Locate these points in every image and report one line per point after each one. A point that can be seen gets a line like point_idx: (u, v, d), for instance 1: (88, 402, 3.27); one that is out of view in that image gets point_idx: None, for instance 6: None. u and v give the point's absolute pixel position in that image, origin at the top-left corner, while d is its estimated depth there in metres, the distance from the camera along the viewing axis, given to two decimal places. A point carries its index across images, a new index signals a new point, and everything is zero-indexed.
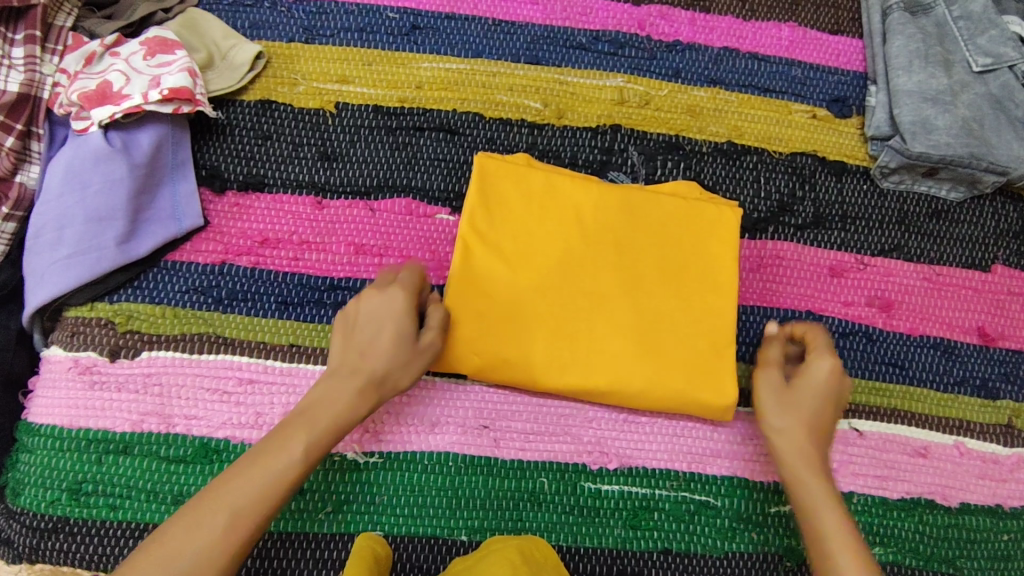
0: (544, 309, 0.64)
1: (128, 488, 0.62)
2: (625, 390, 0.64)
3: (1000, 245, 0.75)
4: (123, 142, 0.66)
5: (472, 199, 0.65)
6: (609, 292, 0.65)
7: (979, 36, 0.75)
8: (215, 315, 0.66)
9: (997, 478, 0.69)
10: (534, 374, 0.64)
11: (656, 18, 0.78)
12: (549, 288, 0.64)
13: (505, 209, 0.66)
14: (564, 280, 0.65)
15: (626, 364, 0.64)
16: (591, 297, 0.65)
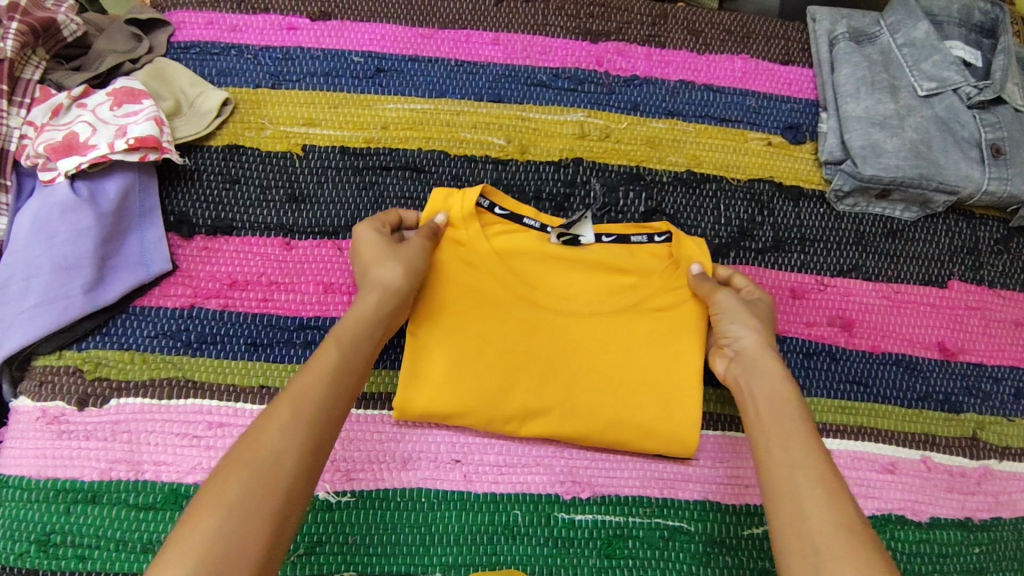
0: (535, 358, 0.65)
1: (97, 537, 0.61)
2: (435, 393, 0.64)
3: (955, 262, 0.77)
4: (90, 192, 0.66)
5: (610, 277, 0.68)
6: (493, 304, 0.66)
7: (923, 61, 0.79)
8: (184, 359, 0.66)
9: (965, 491, 0.70)
10: (543, 426, 0.65)
11: (613, 54, 0.81)
12: (542, 333, 0.66)
13: (584, 280, 0.68)
14: (538, 321, 0.66)
15: (448, 370, 0.64)
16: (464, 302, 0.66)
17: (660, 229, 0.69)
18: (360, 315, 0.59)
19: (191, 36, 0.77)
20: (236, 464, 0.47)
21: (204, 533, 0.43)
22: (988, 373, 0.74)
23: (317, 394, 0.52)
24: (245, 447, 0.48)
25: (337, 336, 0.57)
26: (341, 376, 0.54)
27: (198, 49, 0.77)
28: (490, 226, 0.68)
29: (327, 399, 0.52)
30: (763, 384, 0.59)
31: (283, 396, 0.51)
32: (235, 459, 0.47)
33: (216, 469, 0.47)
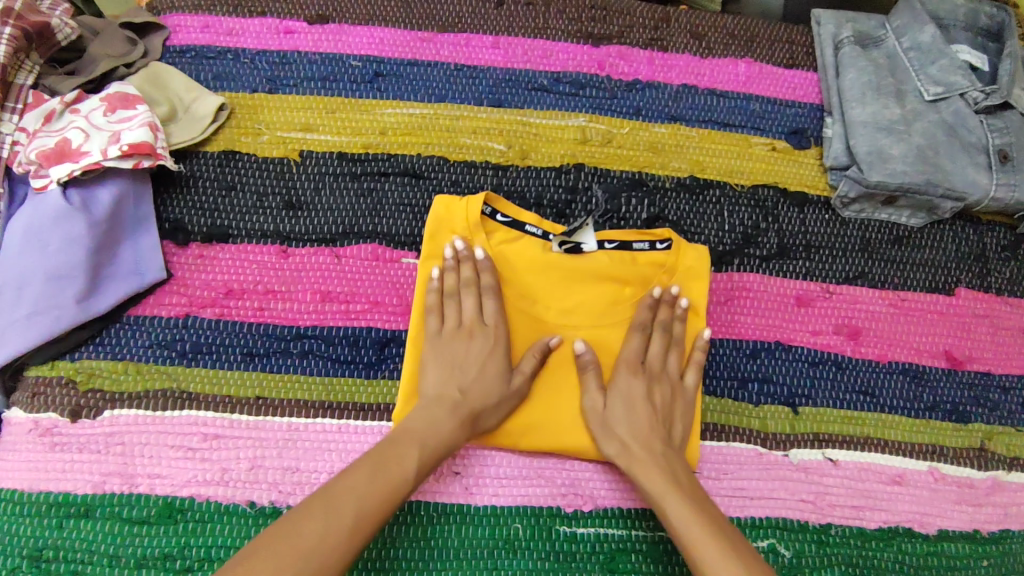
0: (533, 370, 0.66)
1: (90, 553, 0.60)
2: None
3: (962, 269, 0.76)
4: (82, 200, 0.65)
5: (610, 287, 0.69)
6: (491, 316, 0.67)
7: (930, 65, 0.77)
8: (179, 369, 0.65)
9: (974, 502, 0.69)
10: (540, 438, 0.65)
11: (615, 58, 0.80)
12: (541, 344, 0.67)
13: (583, 289, 0.68)
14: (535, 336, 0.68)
15: None
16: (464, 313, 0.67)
17: (663, 237, 0.69)
18: (442, 410, 0.61)
19: (186, 39, 0.76)
20: (288, 543, 0.49)
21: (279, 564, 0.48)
22: (997, 383, 0.73)
23: (379, 497, 0.54)
24: (301, 526, 0.50)
25: (421, 437, 0.59)
26: (405, 492, 0.56)
27: (193, 53, 0.76)
28: (492, 233, 0.69)
29: (383, 518, 0.54)
30: (648, 467, 0.61)
31: (352, 488, 0.53)
32: (289, 536, 0.49)
33: (266, 535, 0.50)
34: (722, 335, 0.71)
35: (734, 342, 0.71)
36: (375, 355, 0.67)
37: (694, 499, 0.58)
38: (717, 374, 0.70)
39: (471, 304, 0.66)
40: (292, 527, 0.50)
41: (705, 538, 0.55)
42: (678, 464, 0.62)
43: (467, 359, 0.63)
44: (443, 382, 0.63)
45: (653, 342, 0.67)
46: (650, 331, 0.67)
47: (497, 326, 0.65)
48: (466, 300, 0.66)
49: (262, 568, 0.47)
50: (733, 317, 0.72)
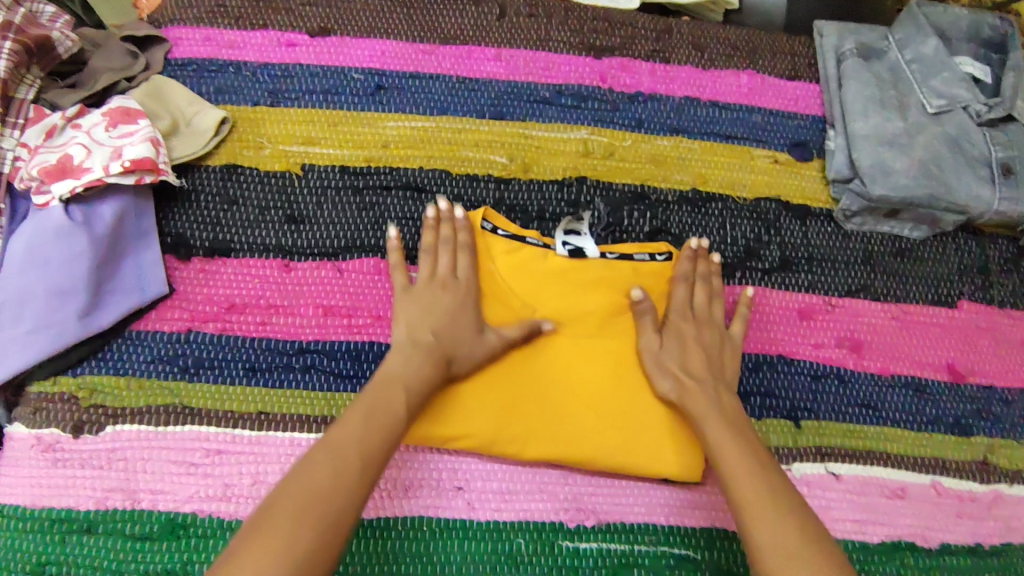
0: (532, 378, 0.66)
1: (92, 569, 0.60)
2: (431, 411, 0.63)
3: (964, 281, 0.76)
4: (84, 215, 0.65)
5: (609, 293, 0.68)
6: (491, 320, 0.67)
7: (933, 78, 0.78)
8: (181, 384, 0.65)
9: (976, 516, 0.69)
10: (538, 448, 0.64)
11: (617, 70, 0.80)
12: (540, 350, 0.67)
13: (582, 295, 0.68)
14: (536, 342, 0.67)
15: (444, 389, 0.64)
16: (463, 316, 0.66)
17: (662, 250, 0.71)
18: (418, 353, 0.61)
19: (188, 52, 0.76)
20: (298, 494, 0.48)
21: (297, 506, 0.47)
22: (999, 396, 0.73)
23: (374, 440, 0.53)
24: (306, 478, 0.49)
25: (403, 378, 0.59)
26: (399, 432, 0.56)
27: (195, 66, 0.76)
28: (490, 244, 0.69)
29: (382, 458, 0.53)
30: (699, 397, 0.62)
31: (345, 436, 0.53)
32: (294, 489, 0.49)
33: (278, 489, 0.49)
34: None
35: None
36: None
37: (734, 430, 0.60)
38: None
39: (449, 261, 0.66)
40: (295, 480, 0.49)
41: (762, 481, 0.55)
42: (727, 398, 0.63)
43: (441, 305, 0.64)
44: (417, 326, 0.63)
45: (700, 292, 0.69)
46: (693, 283, 0.70)
47: (472, 283, 0.66)
48: (443, 258, 0.66)
49: (274, 526, 0.46)
50: None
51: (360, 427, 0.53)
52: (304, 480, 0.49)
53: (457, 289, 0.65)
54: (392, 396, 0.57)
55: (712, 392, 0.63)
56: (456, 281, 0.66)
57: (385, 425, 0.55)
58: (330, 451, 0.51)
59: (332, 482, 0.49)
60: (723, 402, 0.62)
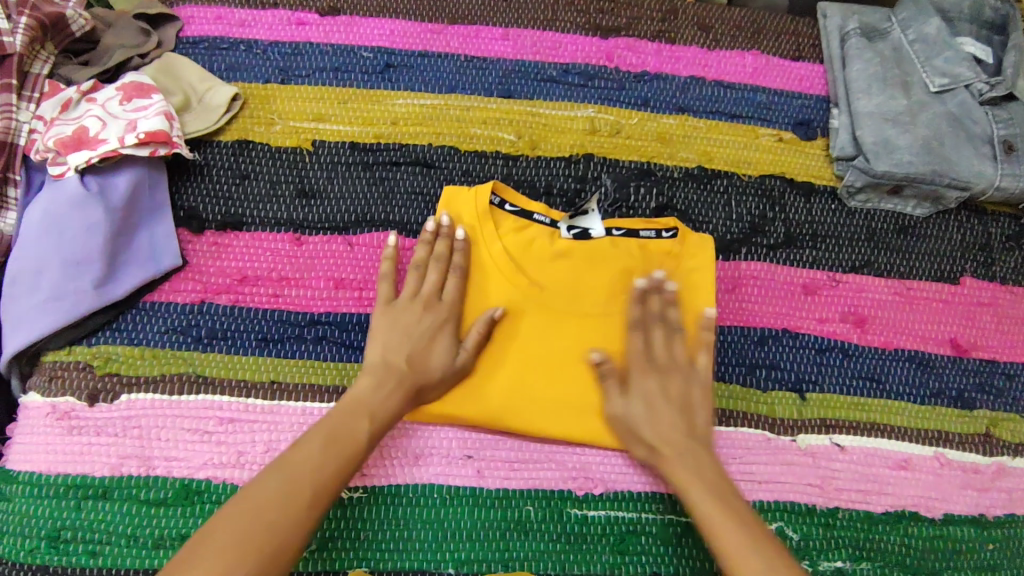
0: (547, 360, 0.66)
1: (108, 533, 0.61)
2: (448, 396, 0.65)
3: (967, 258, 0.77)
4: (99, 186, 0.66)
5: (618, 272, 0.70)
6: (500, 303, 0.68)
7: (935, 57, 0.78)
8: (194, 354, 0.66)
9: (979, 487, 0.70)
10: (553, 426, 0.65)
11: (623, 50, 0.81)
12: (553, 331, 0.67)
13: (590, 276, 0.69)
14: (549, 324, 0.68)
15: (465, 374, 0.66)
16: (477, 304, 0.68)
17: (669, 225, 0.71)
18: (391, 378, 0.62)
19: (200, 31, 0.77)
20: (243, 515, 0.52)
21: (235, 534, 0.51)
22: (1002, 370, 0.74)
23: (330, 468, 0.56)
24: (256, 494, 0.53)
25: (371, 406, 0.60)
26: (358, 460, 0.58)
27: (207, 44, 0.77)
28: (498, 224, 0.70)
29: (340, 483, 0.56)
30: (677, 466, 0.61)
31: (303, 461, 0.56)
32: (244, 506, 0.53)
33: (228, 505, 0.53)
34: (730, 322, 0.72)
35: (743, 329, 0.72)
36: None
37: (717, 498, 0.58)
38: (725, 361, 0.71)
39: (435, 277, 0.67)
40: (251, 499, 0.53)
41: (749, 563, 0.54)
42: (705, 457, 0.61)
43: (419, 320, 0.65)
44: (394, 347, 0.64)
45: (654, 333, 0.66)
46: (647, 327, 0.66)
47: (452, 305, 0.66)
48: (430, 275, 0.67)
49: (216, 540, 0.51)
50: (741, 305, 0.73)
51: (322, 455, 0.56)
52: (242, 508, 0.52)
53: (433, 305, 0.66)
54: (359, 419, 0.59)
55: (691, 455, 0.61)
56: (434, 297, 0.66)
57: (348, 455, 0.57)
58: (283, 471, 0.55)
59: (271, 516, 0.52)
60: (702, 465, 0.61)
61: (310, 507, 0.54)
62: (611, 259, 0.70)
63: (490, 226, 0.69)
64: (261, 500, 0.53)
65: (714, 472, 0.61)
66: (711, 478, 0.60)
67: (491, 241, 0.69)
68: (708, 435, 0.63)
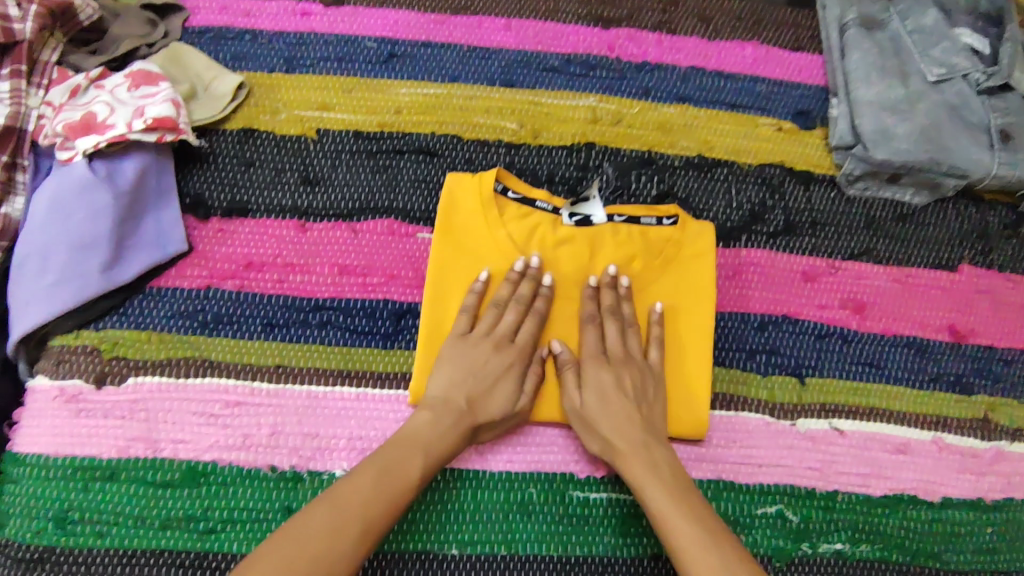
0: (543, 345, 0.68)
1: (116, 515, 0.61)
2: None
3: (965, 246, 0.78)
4: (107, 171, 0.66)
5: (616, 260, 0.70)
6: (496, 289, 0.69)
7: (932, 48, 0.79)
8: (200, 338, 0.67)
9: (977, 471, 0.70)
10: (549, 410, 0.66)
11: (624, 40, 0.82)
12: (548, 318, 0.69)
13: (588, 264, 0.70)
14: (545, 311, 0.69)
15: None
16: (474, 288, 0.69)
17: (670, 212, 0.71)
18: (450, 414, 0.62)
19: (205, 20, 0.78)
20: (289, 546, 0.51)
21: (283, 563, 0.49)
22: (999, 356, 0.75)
23: (383, 506, 0.55)
24: (303, 527, 0.52)
25: (425, 440, 0.60)
26: (408, 497, 0.57)
27: (212, 33, 0.77)
28: (501, 210, 0.70)
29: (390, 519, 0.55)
30: (633, 460, 0.61)
31: (356, 497, 0.54)
32: (292, 538, 0.51)
33: (275, 536, 0.52)
34: (730, 309, 0.73)
35: (743, 315, 0.73)
36: (392, 327, 0.69)
37: (675, 492, 0.59)
38: (725, 346, 0.72)
39: (512, 319, 0.66)
40: (298, 530, 0.52)
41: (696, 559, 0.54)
42: (661, 455, 0.62)
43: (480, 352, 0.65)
44: (457, 382, 0.64)
45: (608, 327, 0.67)
46: (601, 320, 0.68)
47: (524, 348, 0.66)
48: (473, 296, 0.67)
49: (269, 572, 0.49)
50: (741, 291, 0.74)
51: (374, 490, 0.55)
52: (285, 540, 0.51)
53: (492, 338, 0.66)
54: (414, 455, 0.59)
55: (647, 450, 0.62)
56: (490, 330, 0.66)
57: (402, 489, 0.57)
58: (336, 503, 0.54)
59: (319, 548, 0.51)
60: (658, 462, 0.61)
61: (362, 544, 0.53)
62: (611, 246, 0.71)
63: (493, 212, 0.69)
64: (308, 532, 0.52)
65: (677, 473, 0.61)
66: (669, 475, 0.60)
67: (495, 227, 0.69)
68: (663, 435, 0.64)
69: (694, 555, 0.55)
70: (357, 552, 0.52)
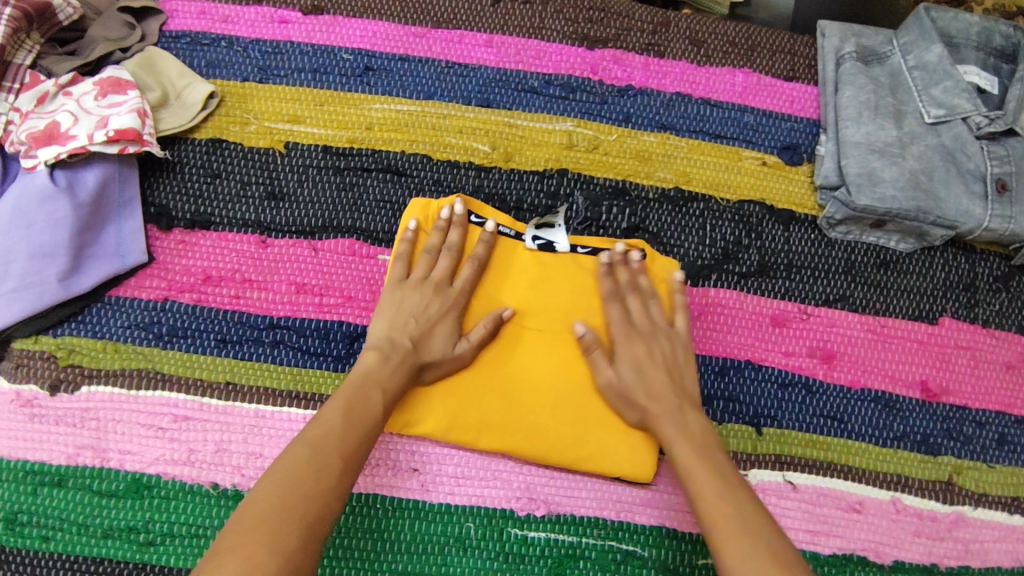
0: (499, 374, 0.66)
1: (61, 521, 0.63)
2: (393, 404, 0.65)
3: (949, 297, 0.75)
4: (68, 181, 0.67)
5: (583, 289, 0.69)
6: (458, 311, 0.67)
7: (933, 86, 0.75)
8: (154, 351, 0.68)
9: (934, 536, 0.68)
10: (496, 442, 0.65)
11: (609, 62, 0.79)
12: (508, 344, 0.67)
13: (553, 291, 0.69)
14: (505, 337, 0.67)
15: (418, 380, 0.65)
16: None
17: (637, 246, 0.71)
18: (393, 356, 0.62)
19: (183, 25, 0.77)
20: (282, 486, 0.50)
21: (271, 501, 0.49)
22: (972, 417, 0.72)
23: (356, 437, 0.56)
24: (286, 466, 0.52)
25: (377, 385, 0.60)
26: (376, 431, 0.58)
27: (189, 39, 0.77)
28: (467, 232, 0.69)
29: (363, 448, 0.56)
30: (669, 424, 0.62)
31: (327, 431, 0.55)
32: (282, 477, 0.51)
33: (260, 480, 0.51)
34: None
35: (704, 358, 0.71)
36: (344, 350, 0.68)
37: (707, 460, 0.59)
38: None
39: (447, 263, 0.67)
40: (279, 469, 0.52)
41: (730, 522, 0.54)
42: (694, 418, 0.62)
43: (411, 294, 0.65)
44: (395, 322, 0.64)
45: (630, 302, 0.67)
46: (623, 296, 0.68)
47: (464, 291, 0.66)
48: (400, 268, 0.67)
49: (259, 509, 0.49)
50: (705, 333, 0.72)
51: (343, 422, 0.56)
52: (269, 480, 0.51)
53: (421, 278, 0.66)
54: (372, 390, 0.60)
55: (681, 414, 0.62)
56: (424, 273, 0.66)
57: (364, 422, 0.57)
58: (308, 443, 0.54)
59: (311, 483, 0.51)
60: (691, 426, 0.61)
61: (343, 475, 0.53)
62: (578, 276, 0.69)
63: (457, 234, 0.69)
64: (288, 469, 0.52)
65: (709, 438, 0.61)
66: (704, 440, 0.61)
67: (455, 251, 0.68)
68: (695, 397, 0.64)
69: (724, 532, 0.54)
70: (341, 484, 0.53)
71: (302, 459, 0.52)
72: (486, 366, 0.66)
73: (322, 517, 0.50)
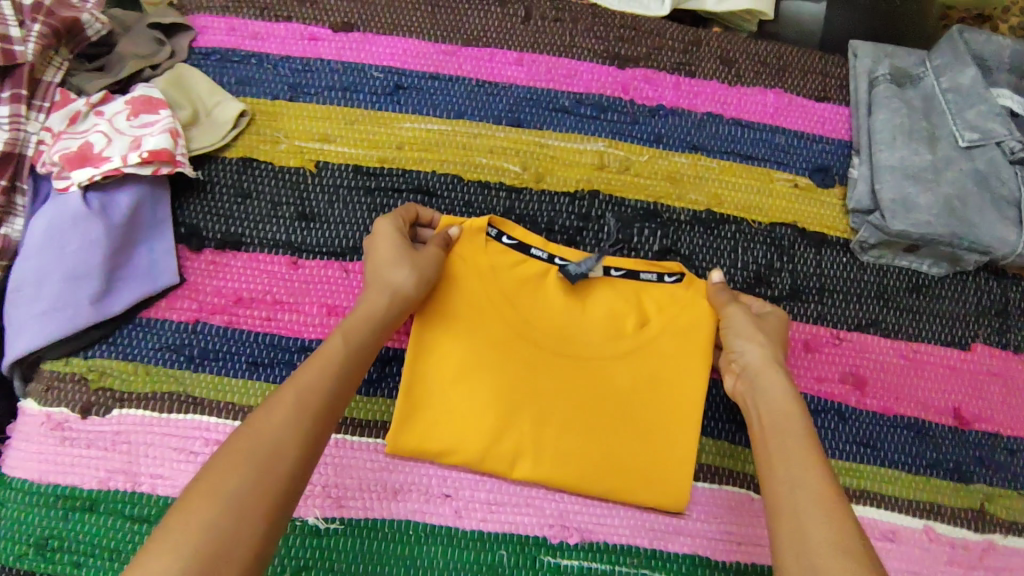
0: (529, 401, 0.66)
1: (92, 546, 0.63)
2: (429, 433, 0.65)
3: (981, 323, 0.74)
4: (101, 203, 0.67)
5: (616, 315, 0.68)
6: (489, 337, 0.66)
7: (967, 110, 0.74)
8: (186, 373, 0.67)
9: (967, 565, 0.68)
10: (526, 470, 0.65)
11: (640, 82, 0.79)
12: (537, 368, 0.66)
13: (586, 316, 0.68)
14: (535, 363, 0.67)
15: (453, 408, 0.65)
16: (464, 333, 0.66)
17: (673, 270, 0.69)
18: (371, 301, 0.61)
19: (212, 42, 0.77)
20: (240, 440, 0.49)
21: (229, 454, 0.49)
22: (1004, 444, 0.71)
23: (317, 384, 0.54)
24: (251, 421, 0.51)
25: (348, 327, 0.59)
26: (343, 372, 0.56)
27: (218, 56, 0.76)
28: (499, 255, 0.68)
29: (327, 390, 0.54)
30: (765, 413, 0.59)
31: (294, 381, 0.54)
32: (243, 432, 0.50)
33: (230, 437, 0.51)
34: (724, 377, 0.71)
35: None
36: (377, 373, 0.69)
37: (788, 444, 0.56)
38: (713, 415, 0.70)
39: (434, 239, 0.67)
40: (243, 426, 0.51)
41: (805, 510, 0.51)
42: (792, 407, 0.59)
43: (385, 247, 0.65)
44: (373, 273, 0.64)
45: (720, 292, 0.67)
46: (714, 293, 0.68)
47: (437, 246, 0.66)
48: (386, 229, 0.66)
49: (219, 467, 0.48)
50: None
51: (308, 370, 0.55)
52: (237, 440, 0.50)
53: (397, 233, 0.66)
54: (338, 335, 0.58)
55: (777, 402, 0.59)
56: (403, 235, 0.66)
57: (329, 369, 0.55)
58: (274, 396, 0.53)
59: (267, 436, 0.50)
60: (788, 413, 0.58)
61: (300, 419, 0.52)
62: (612, 302, 0.69)
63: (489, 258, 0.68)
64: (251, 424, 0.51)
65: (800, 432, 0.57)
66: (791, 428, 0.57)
67: (484, 272, 0.68)
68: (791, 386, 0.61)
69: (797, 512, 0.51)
70: (299, 429, 0.51)
71: (263, 411, 0.52)
72: (517, 393, 0.66)
73: (274, 465, 0.49)
